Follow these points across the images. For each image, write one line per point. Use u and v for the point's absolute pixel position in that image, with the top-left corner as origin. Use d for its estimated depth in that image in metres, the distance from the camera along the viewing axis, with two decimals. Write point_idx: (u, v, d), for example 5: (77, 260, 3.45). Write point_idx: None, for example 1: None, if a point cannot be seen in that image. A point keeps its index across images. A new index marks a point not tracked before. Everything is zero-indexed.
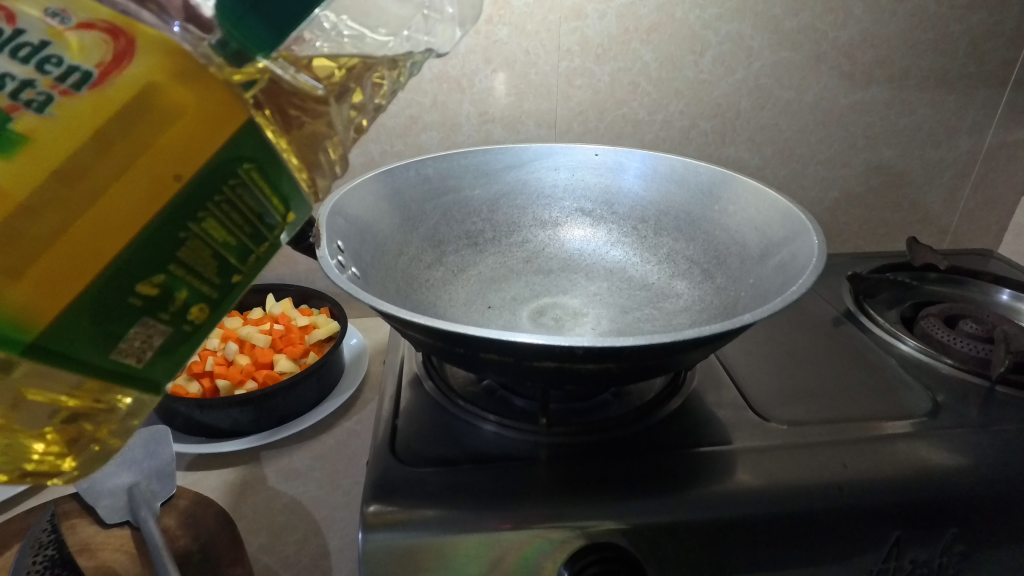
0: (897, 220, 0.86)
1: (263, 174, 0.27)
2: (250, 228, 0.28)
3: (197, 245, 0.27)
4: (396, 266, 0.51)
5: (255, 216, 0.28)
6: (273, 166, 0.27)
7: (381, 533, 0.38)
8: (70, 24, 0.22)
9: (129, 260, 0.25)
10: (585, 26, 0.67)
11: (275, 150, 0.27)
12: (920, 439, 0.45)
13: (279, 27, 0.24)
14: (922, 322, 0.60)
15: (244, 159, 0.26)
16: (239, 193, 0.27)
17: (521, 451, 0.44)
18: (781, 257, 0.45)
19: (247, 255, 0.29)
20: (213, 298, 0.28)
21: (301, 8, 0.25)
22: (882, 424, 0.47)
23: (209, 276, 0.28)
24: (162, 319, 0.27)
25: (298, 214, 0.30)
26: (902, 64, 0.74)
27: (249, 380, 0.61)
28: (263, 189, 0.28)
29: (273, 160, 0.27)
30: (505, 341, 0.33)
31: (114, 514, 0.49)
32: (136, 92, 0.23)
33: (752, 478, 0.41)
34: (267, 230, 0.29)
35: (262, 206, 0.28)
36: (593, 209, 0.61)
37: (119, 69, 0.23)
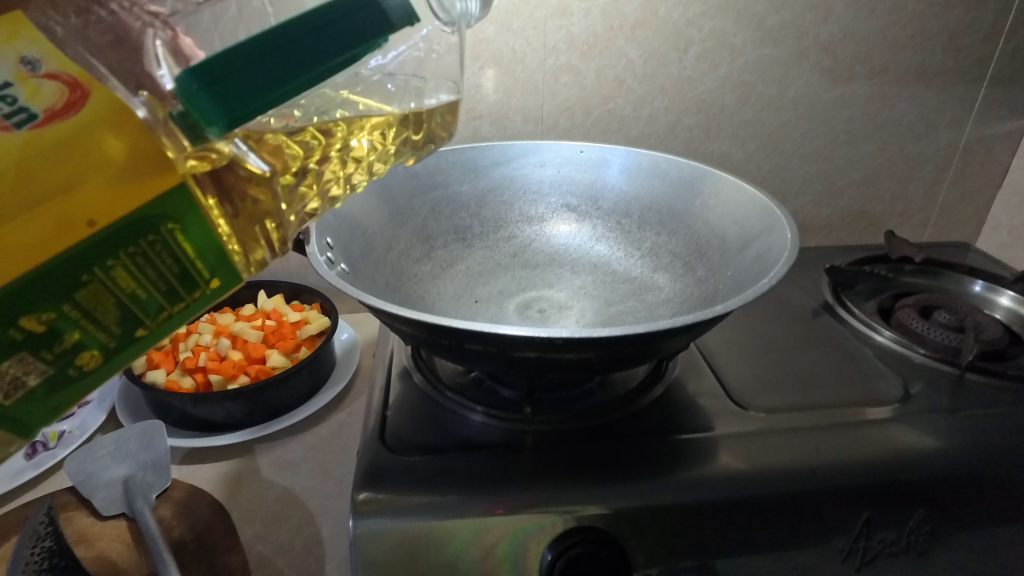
0: (878, 213, 0.87)
1: (188, 237, 0.27)
2: (164, 284, 0.27)
3: (99, 290, 0.26)
4: (385, 261, 0.52)
5: (171, 274, 0.27)
6: (202, 231, 0.27)
7: (371, 519, 0.39)
8: (39, 72, 0.24)
9: (22, 292, 0.24)
10: (571, 24, 0.68)
11: (206, 215, 0.27)
12: (893, 425, 0.47)
13: (229, 111, 0.25)
14: (897, 313, 0.62)
15: (170, 217, 0.26)
16: (156, 249, 0.26)
17: (507, 439, 0.45)
18: (758, 249, 0.47)
19: (158, 311, 0.28)
20: (109, 347, 0.27)
21: (257, 101, 0.26)
22: (865, 410, 0.49)
23: (108, 323, 0.27)
24: (43, 357, 0.26)
25: (225, 285, 0.29)
26: (881, 60, 0.76)
27: (242, 375, 0.62)
28: (187, 251, 0.27)
29: (202, 225, 0.27)
30: (489, 333, 0.35)
31: (111, 506, 0.50)
32: (71, 136, 0.24)
33: (735, 462, 0.43)
34: (184, 291, 0.28)
35: (182, 266, 0.27)
36: (578, 205, 0.62)
37: (64, 115, 0.24)
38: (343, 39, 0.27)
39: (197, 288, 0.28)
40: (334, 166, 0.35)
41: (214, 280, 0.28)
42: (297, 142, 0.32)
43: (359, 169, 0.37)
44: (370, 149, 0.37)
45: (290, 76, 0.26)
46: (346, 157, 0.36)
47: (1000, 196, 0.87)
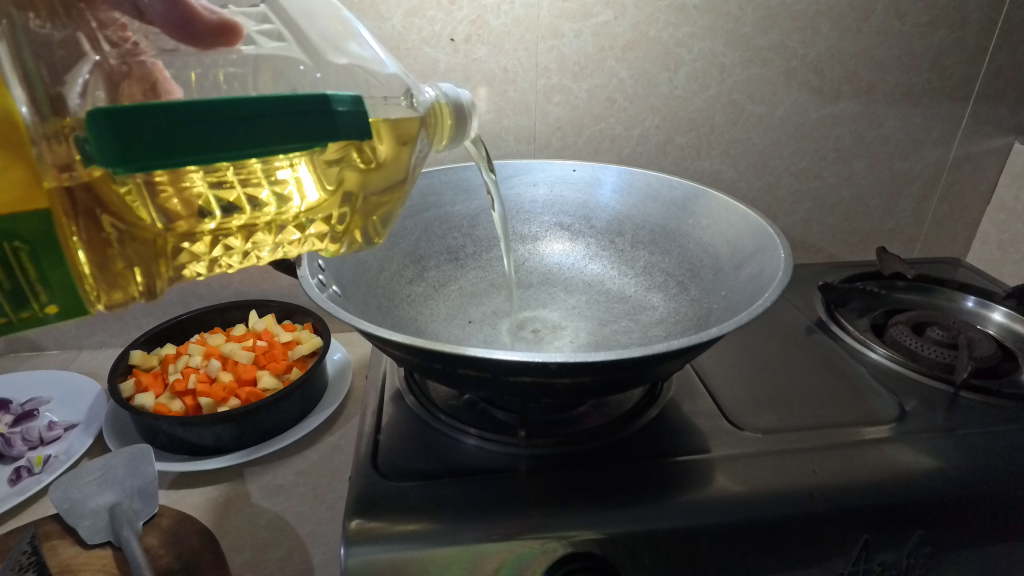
0: (869, 229, 0.88)
1: (34, 259, 0.30)
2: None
3: None
4: (377, 282, 0.52)
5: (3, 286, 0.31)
6: (48, 259, 0.31)
7: (362, 548, 0.38)
8: None
9: None
10: (562, 44, 0.69)
11: (55, 245, 0.30)
12: (890, 444, 0.47)
13: (127, 159, 0.29)
14: (890, 330, 0.62)
15: (17, 240, 0.30)
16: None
17: (500, 463, 0.45)
18: (751, 269, 0.47)
19: None
20: None
21: (157, 157, 0.29)
22: (861, 430, 0.49)
23: None
24: None
25: (61, 311, 0.32)
26: (868, 79, 0.77)
27: (232, 397, 0.62)
28: (29, 272, 0.31)
29: (48, 254, 0.30)
30: (482, 358, 0.34)
31: (96, 534, 0.49)
32: None
33: (732, 485, 0.43)
34: (16, 304, 0.31)
35: (20, 284, 0.31)
36: (572, 224, 0.63)
37: None
38: (275, 132, 0.31)
39: (29, 306, 0.32)
40: (237, 237, 0.39)
41: (49, 306, 0.32)
42: (218, 207, 0.36)
43: (281, 238, 0.41)
44: (272, 235, 0.40)
45: (205, 149, 0.30)
46: (266, 227, 0.39)
47: (989, 212, 0.88)
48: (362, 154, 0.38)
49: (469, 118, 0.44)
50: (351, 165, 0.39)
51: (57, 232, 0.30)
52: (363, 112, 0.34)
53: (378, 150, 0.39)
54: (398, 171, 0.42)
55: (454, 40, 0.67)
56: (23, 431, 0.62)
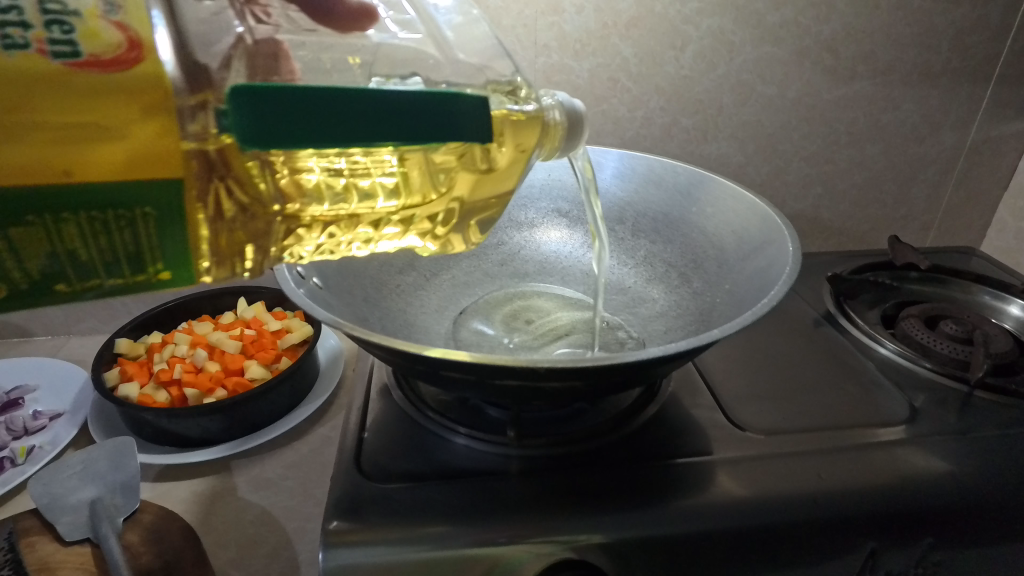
0: (881, 216, 0.85)
1: (156, 227, 0.30)
2: (110, 257, 0.30)
3: (43, 234, 0.29)
4: (364, 272, 0.49)
5: (122, 250, 0.30)
6: (172, 229, 0.30)
7: (343, 554, 0.37)
8: (111, 16, 0.27)
9: None
10: (563, 21, 0.65)
11: (181, 216, 0.30)
12: (905, 446, 0.44)
13: (263, 139, 0.29)
14: (902, 323, 0.59)
15: (146, 205, 0.29)
16: (121, 223, 0.29)
17: (490, 465, 0.43)
18: (757, 263, 0.44)
19: (90, 277, 0.31)
20: (22, 285, 0.30)
21: (298, 140, 0.30)
22: (873, 431, 0.46)
23: (36, 266, 0.30)
24: None
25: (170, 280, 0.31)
26: (885, 59, 0.73)
27: (219, 388, 0.60)
28: (149, 235, 0.30)
29: (173, 223, 0.30)
30: (465, 362, 0.32)
31: (76, 531, 0.47)
32: (101, 91, 0.28)
33: (738, 488, 0.41)
34: (128, 269, 0.31)
35: (135, 248, 0.30)
36: (570, 210, 0.60)
37: (102, 67, 0.27)
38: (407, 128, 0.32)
39: (140, 274, 0.31)
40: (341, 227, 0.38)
41: (162, 273, 0.31)
42: (329, 193, 0.36)
43: (383, 232, 0.41)
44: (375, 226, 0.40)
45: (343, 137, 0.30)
46: (369, 223, 0.39)
47: (1006, 199, 0.85)
48: (476, 160, 0.39)
49: (581, 130, 0.42)
50: (464, 169, 0.39)
51: (186, 202, 0.30)
52: (488, 118, 0.35)
53: (495, 157, 0.40)
54: (509, 179, 0.42)
55: None
56: (6, 421, 0.61)
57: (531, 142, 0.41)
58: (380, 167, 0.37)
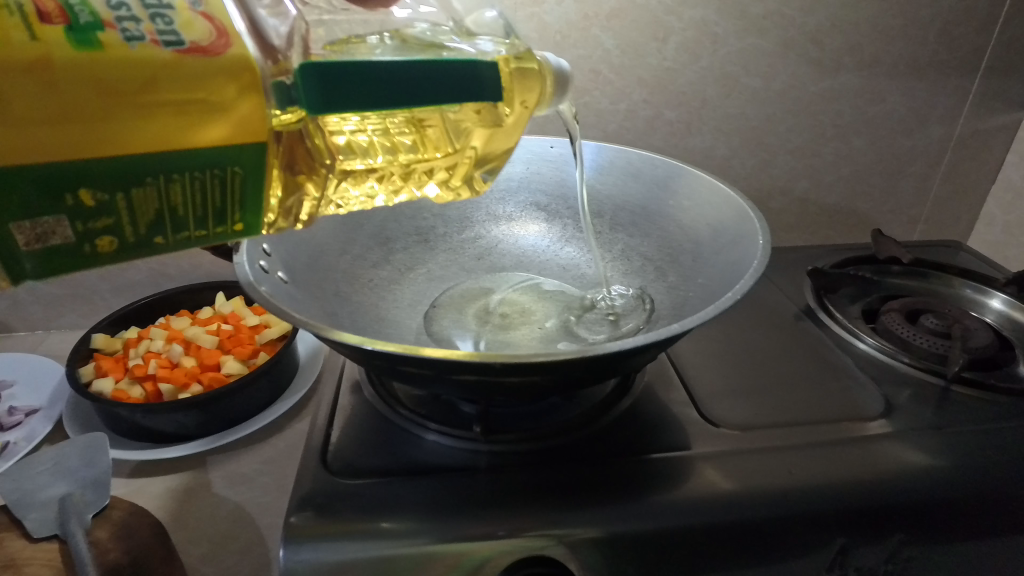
0: (868, 210, 0.84)
1: (242, 187, 0.31)
2: (201, 214, 0.31)
3: (149, 195, 0.29)
4: (335, 266, 0.49)
5: (214, 208, 0.31)
6: (254, 188, 0.31)
7: (304, 551, 0.36)
8: (198, 7, 0.28)
9: (90, 171, 0.27)
10: (543, 12, 0.65)
11: (263, 176, 0.31)
12: (894, 440, 0.44)
13: (328, 105, 0.31)
14: (883, 318, 0.59)
15: (236, 167, 0.30)
16: (215, 183, 0.30)
17: (458, 461, 0.43)
18: (730, 258, 0.44)
19: (181, 231, 0.31)
20: (127, 239, 0.30)
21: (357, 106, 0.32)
22: (861, 425, 0.46)
23: (138, 224, 0.30)
24: (74, 227, 0.28)
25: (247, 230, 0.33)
26: (871, 50, 0.72)
27: (194, 383, 0.60)
28: (235, 194, 0.31)
29: (256, 182, 0.31)
30: (421, 357, 0.31)
31: (44, 528, 0.47)
32: (201, 69, 0.28)
33: (726, 482, 0.40)
34: (212, 224, 0.32)
35: (223, 205, 0.31)
36: (548, 204, 0.59)
37: (204, 52, 0.28)
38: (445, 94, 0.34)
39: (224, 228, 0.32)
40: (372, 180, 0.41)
41: (240, 225, 0.32)
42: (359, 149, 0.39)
43: (409, 185, 0.43)
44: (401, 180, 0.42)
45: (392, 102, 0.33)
46: (396, 176, 0.41)
47: (994, 192, 0.84)
48: (487, 116, 0.40)
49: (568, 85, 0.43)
50: (477, 124, 0.40)
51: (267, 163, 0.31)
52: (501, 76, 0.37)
53: (505, 114, 0.40)
54: (517, 133, 0.43)
55: None
56: None
57: (535, 95, 0.41)
58: (400, 126, 0.39)
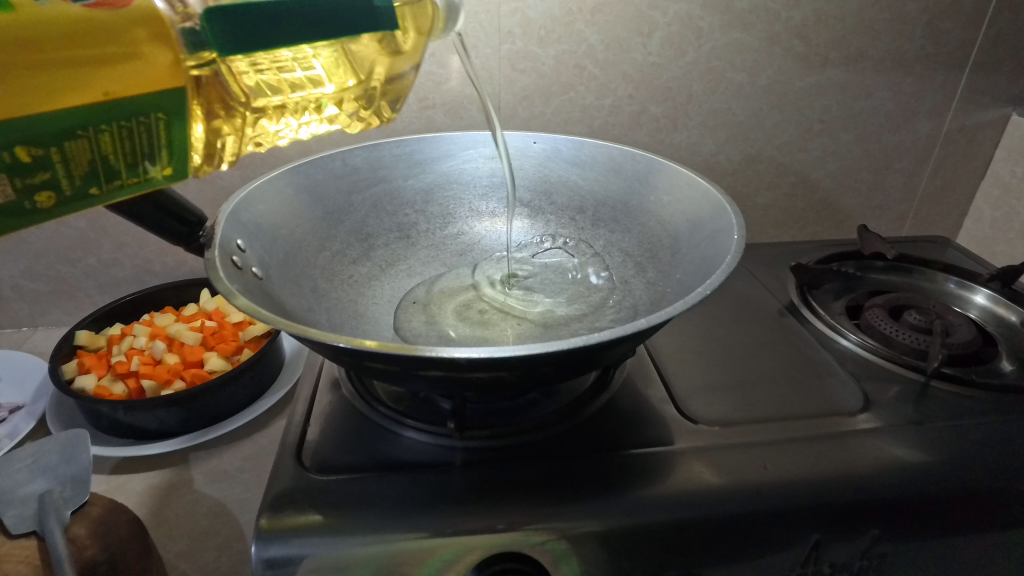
0: (856, 206, 0.84)
1: (169, 128, 0.35)
2: (133, 160, 0.34)
3: (83, 146, 0.32)
4: (313, 262, 0.49)
5: (144, 153, 0.35)
6: (180, 127, 0.35)
7: (276, 546, 0.36)
8: None
9: (27, 128, 0.30)
10: (526, 7, 0.64)
11: (186, 116, 0.35)
12: (880, 435, 0.44)
13: (241, 47, 0.34)
14: (866, 313, 0.59)
15: (160, 111, 0.34)
16: (143, 128, 0.34)
17: (432, 458, 0.42)
18: (706, 252, 0.43)
19: (115, 180, 0.34)
20: (65, 193, 0.33)
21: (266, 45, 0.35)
22: (849, 419, 0.46)
23: (75, 178, 0.33)
24: (16, 184, 0.31)
25: (177, 173, 0.37)
26: (857, 45, 0.72)
27: (177, 380, 0.59)
28: (162, 136, 0.35)
29: (181, 122, 0.35)
30: (387, 353, 0.31)
31: (22, 524, 0.46)
32: (115, 20, 0.32)
33: (714, 477, 0.40)
34: (143, 169, 0.35)
35: (152, 148, 0.35)
36: (531, 200, 0.59)
37: (111, 6, 0.32)
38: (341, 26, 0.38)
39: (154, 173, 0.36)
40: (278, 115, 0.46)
41: (169, 168, 0.36)
42: (265, 89, 0.43)
43: (311, 115, 0.48)
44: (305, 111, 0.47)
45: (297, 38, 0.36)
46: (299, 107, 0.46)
47: (983, 188, 0.84)
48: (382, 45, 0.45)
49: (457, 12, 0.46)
50: (372, 53, 0.46)
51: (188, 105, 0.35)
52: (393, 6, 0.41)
53: (399, 43, 0.46)
54: (412, 57, 0.48)
55: None
56: None
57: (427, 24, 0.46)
58: (298, 61, 0.43)
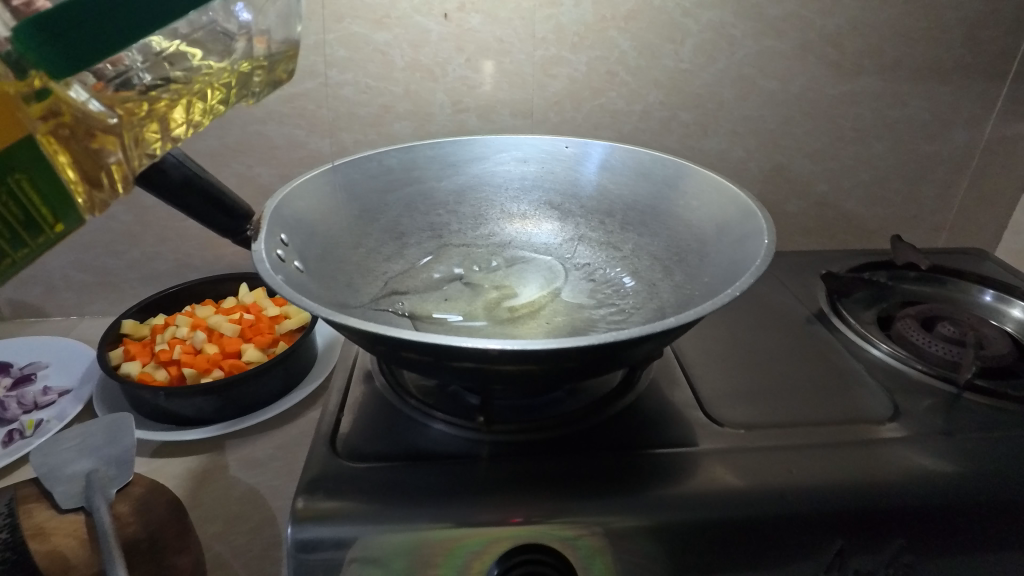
0: (889, 216, 0.83)
1: (36, 185, 0.33)
2: (10, 232, 0.33)
3: None
4: (349, 258, 0.50)
5: (19, 223, 0.33)
6: (48, 180, 0.34)
7: (308, 528, 0.38)
8: None
9: None
10: (560, 13, 0.66)
11: (49, 168, 0.34)
12: (907, 443, 0.44)
13: (73, 66, 0.30)
14: (897, 324, 0.58)
15: (17, 171, 0.32)
16: (6, 198, 0.32)
17: (460, 449, 0.44)
18: (735, 255, 0.44)
19: (2, 257, 0.34)
20: None
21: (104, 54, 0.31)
22: (875, 427, 0.46)
23: None
24: None
25: (66, 225, 0.35)
26: (893, 54, 0.71)
27: (215, 369, 0.62)
28: (34, 197, 0.33)
29: (46, 176, 0.33)
30: (422, 343, 0.33)
31: (70, 500, 0.49)
32: None
33: (734, 479, 0.41)
34: (28, 237, 0.34)
35: (29, 214, 0.34)
36: (561, 203, 0.60)
37: None
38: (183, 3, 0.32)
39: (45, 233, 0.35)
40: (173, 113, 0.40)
41: (56, 225, 0.35)
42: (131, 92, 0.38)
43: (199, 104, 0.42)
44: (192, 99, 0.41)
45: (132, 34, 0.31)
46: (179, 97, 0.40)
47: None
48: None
49: None
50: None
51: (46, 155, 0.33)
52: None
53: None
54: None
55: (446, 11, 0.65)
56: (18, 395, 0.64)
57: None
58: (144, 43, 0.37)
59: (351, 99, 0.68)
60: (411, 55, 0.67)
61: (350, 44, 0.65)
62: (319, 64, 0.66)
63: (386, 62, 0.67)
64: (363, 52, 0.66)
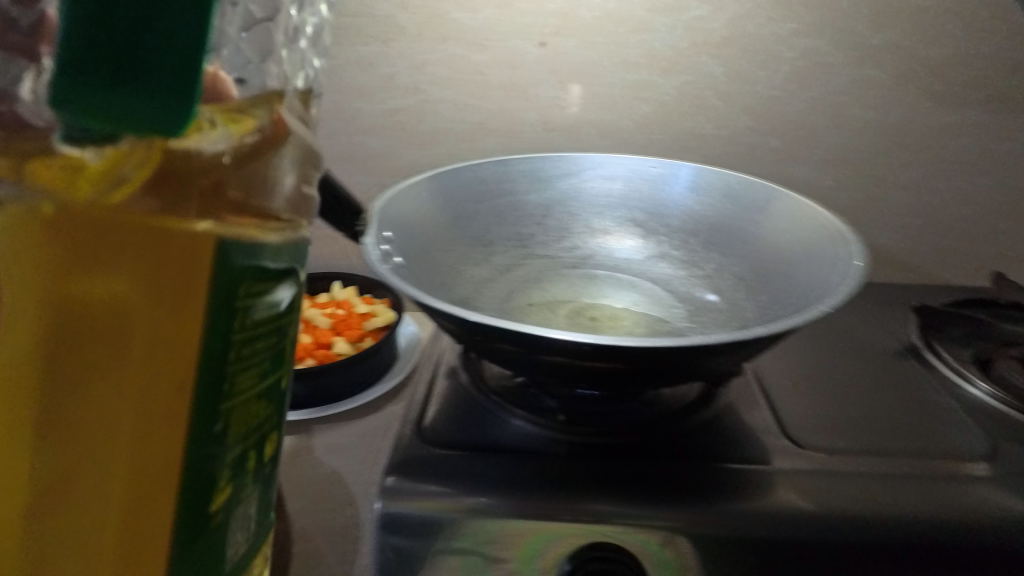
0: (992, 255, 0.78)
1: None
2: None
3: None
4: (441, 259, 0.53)
5: None
6: None
7: (395, 506, 0.40)
8: None
9: None
10: (653, 39, 0.68)
11: None
12: (1007, 485, 0.42)
13: (170, 87, 0.20)
14: (999, 364, 0.55)
15: None
16: None
17: (538, 446, 0.45)
18: (822, 276, 0.44)
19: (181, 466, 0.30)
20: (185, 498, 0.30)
21: (175, 53, 0.20)
22: (971, 465, 0.44)
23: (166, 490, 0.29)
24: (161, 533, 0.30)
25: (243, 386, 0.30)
26: (1000, 87, 0.69)
27: (309, 357, 0.66)
28: None
29: None
30: (518, 333, 0.35)
31: None
32: None
33: (804, 501, 0.40)
34: None
35: None
36: (645, 220, 0.61)
37: None
38: None
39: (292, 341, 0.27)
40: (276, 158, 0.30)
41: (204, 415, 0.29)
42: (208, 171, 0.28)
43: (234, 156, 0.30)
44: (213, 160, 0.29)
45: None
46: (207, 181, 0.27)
47: None
48: None
49: None
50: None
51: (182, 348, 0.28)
52: None
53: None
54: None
55: (544, 34, 0.68)
56: None
57: None
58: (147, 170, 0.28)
59: (448, 115, 0.73)
60: (507, 76, 0.71)
61: (451, 64, 0.70)
62: (422, 82, 0.71)
63: (484, 81, 0.71)
64: (463, 72, 0.71)
